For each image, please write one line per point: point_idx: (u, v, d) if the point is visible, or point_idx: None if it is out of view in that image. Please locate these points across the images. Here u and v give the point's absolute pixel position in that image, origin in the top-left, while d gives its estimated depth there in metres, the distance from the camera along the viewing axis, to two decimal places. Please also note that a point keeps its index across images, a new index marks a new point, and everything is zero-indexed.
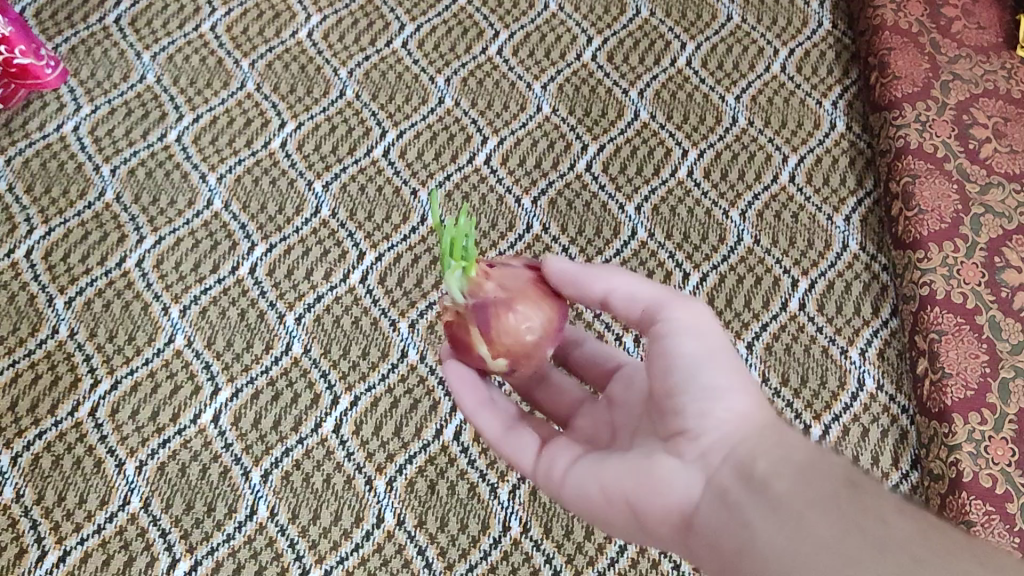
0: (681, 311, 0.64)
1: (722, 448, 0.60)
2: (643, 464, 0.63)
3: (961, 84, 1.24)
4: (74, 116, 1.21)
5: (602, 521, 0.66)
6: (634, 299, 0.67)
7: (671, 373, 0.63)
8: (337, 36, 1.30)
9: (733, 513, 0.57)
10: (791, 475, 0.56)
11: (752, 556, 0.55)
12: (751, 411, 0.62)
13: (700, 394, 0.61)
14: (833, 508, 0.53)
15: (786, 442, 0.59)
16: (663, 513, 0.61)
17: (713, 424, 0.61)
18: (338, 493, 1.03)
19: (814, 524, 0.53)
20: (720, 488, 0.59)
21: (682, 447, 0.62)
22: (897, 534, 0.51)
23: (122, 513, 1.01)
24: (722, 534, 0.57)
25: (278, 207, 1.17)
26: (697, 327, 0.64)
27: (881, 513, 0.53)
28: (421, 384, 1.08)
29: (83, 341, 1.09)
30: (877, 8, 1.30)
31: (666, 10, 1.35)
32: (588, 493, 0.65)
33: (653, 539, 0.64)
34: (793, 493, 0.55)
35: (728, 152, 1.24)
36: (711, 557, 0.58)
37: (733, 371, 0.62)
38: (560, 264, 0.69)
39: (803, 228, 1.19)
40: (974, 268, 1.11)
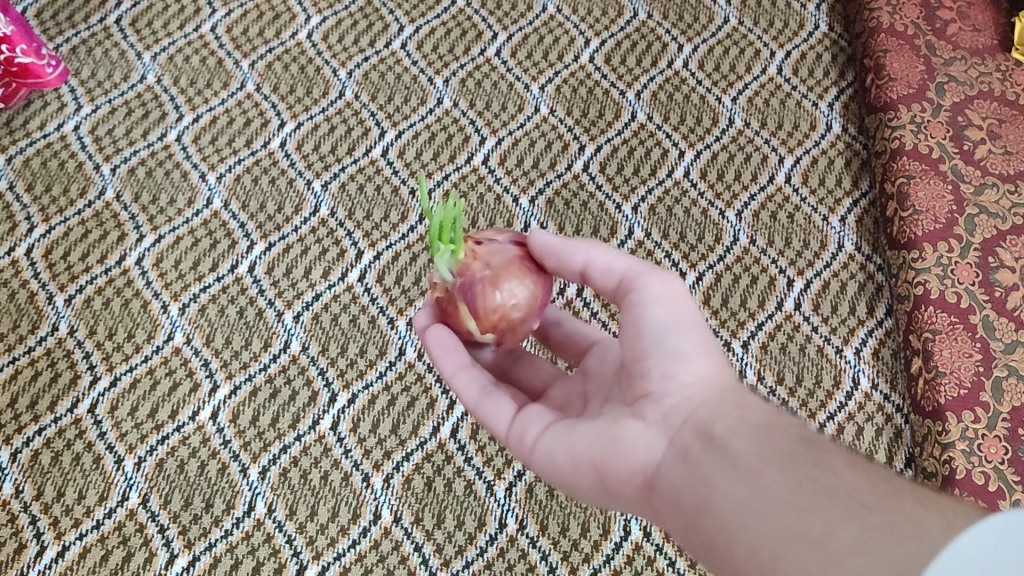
0: (656, 281, 0.63)
1: (685, 409, 0.58)
2: (609, 429, 0.61)
3: (956, 86, 1.25)
4: (75, 115, 1.22)
5: (570, 488, 0.64)
6: (611, 269, 0.66)
7: (639, 342, 0.62)
8: (336, 37, 1.31)
9: (692, 471, 0.55)
10: (751, 435, 0.55)
11: (712, 516, 0.53)
12: (716, 375, 0.60)
13: (664, 358, 0.60)
14: (790, 466, 0.52)
15: (749, 405, 0.58)
16: (627, 476, 0.59)
17: (676, 385, 0.59)
18: (336, 490, 1.03)
19: (769, 478, 0.52)
20: (680, 448, 0.57)
21: (646, 411, 0.60)
22: (851, 484, 0.49)
23: (121, 509, 1.01)
24: (683, 493, 0.56)
25: (277, 206, 1.18)
26: (668, 297, 0.63)
27: (836, 466, 0.51)
28: (418, 381, 1.09)
29: (83, 339, 1.09)
30: (873, 11, 1.31)
31: (664, 12, 1.36)
32: (556, 460, 0.63)
33: (621, 505, 0.62)
34: (751, 453, 0.53)
35: (725, 153, 1.25)
36: (674, 518, 0.57)
37: (700, 338, 0.61)
38: (542, 237, 0.66)
39: (799, 228, 1.20)
40: (968, 268, 1.12)
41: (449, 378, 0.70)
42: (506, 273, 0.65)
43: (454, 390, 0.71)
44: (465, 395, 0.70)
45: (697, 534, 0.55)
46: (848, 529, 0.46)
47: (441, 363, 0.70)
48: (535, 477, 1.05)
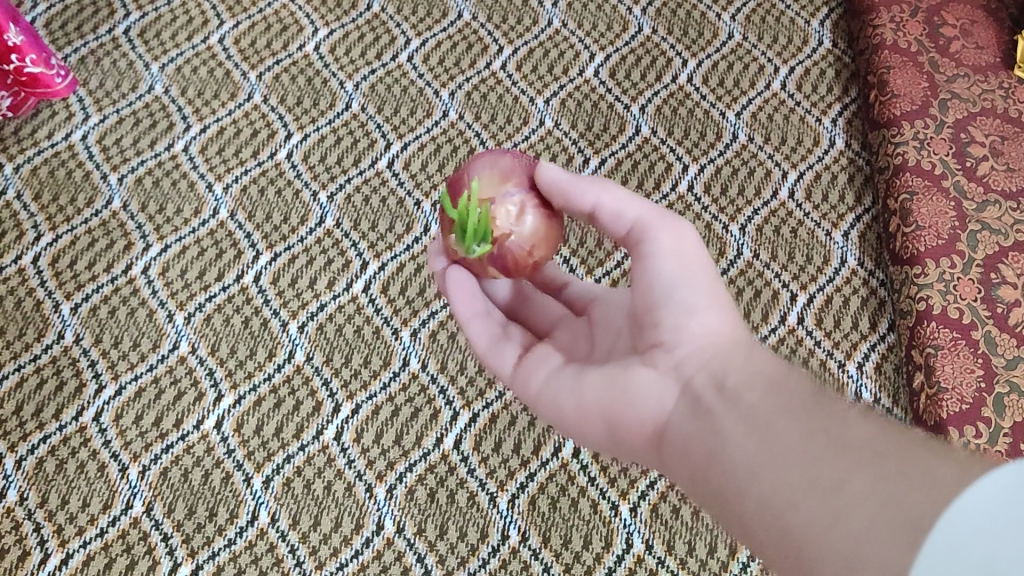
0: (667, 235, 0.63)
1: (696, 359, 0.59)
2: (619, 375, 0.62)
3: (959, 103, 1.25)
4: (83, 125, 1.23)
5: (579, 435, 0.66)
6: (623, 215, 0.65)
7: (649, 293, 0.62)
8: (343, 50, 1.31)
9: (703, 420, 0.56)
10: (764, 388, 0.55)
11: (718, 460, 0.53)
12: (728, 327, 0.60)
13: (675, 310, 0.60)
14: (802, 414, 0.52)
15: (761, 361, 0.58)
16: (635, 425, 0.60)
17: (687, 336, 0.60)
18: (338, 500, 1.04)
19: (783, 427, 0.51)
20: (691, 397, 0.57)
21: (657, 359, 0.61)
22: (865, 433, 0.49)
23: (125, 517, 1.02)
24: (692, 442, 0.56)
25: (283, 217, 1.19)
26: (678, 251, 0.62)
27: (852, 418, 0.50)
28: (422, 393, 1.09)
29: (88, 347, 1.10)
30: (877, 28, 1.31)
31: (669, 28, 1.37)
32: (564, 405, 0.65)
33: (628, 456, 0.63)
34: (762, 402, 0.54)
35: (728, 168, 1.26)
36: (682, 467, 0.57)
37: (711, 291, 0.62)
38: (550, 172, 0.65)
39: (803, 243, 1.20)
40: (970, 284, 1.12)
41: (464, 321, 0.73)
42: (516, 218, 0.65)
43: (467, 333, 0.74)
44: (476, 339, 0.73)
45: (702, 483, 0.55)
46: (863, 476, 0.46)
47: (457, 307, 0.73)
48: (539, 489, 1.05)
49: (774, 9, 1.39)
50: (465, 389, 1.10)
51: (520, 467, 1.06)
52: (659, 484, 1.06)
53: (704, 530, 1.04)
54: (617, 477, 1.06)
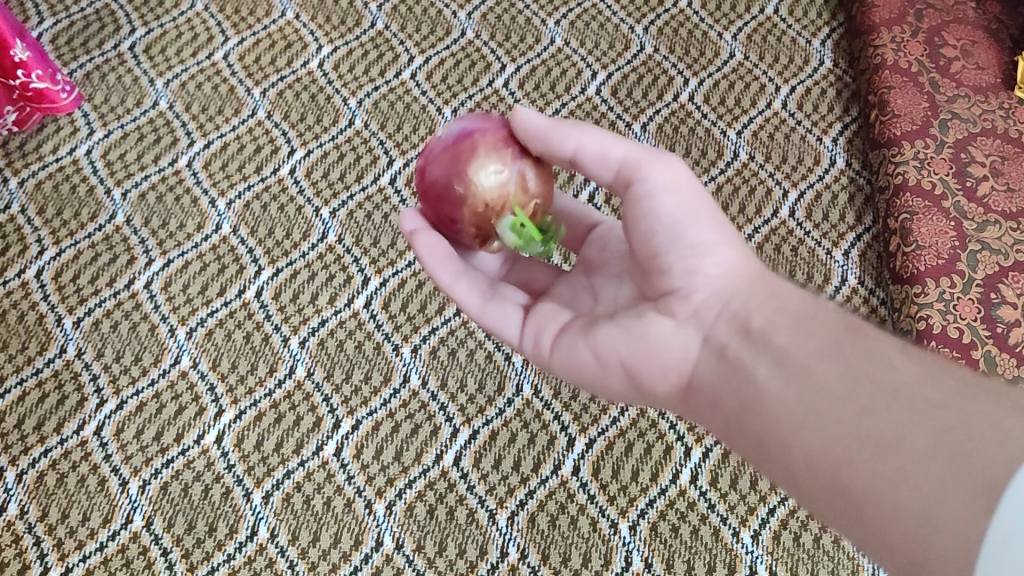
0: (660, 169, 0.62)
1: (715, 303, 0.60)
2: (635, 326, 0.62)
3: (959, 123, 1.25)
4: (88, 140, 1.23)
5: (597, 385, 0.67)
6: (608, 157, 0.63)
7: (654, 236, 0.62)
8: (347, 67, 1.32)
9: (734, 368, 0.57)
10: (791, 328, 0.56)
11: (755, 409, 0.55)
12: (738, 262, 0.61)
13: (684, 252, 0.60)
14: (836, 357, 0.53)
15: (782, 294, 0.59)
16: (661, 375, 0.62)
17: (701, 280, 0.60)
18: (338, 516, 1.04)
19: (818, 372, 0.53)
20: (718, 346, 0.59)
21: (674, 307, 0.61)
22: (905, 375, 0.50)
23: (124, 532, 1.02)
24: (724, 391, 0.58)
25: (286, 233, 1.19)
26: (676, 184, 0.62)
27: (890, 357, 0.51)
28: (422, 409, 1.10)
29: (90, 361, 1.10)
30: (878, 48, 1.32)
31: (670, 47, 1.38)
32: (581, 361, 0.66)
33: (653, 402, 0.65)
34: (795, 346, 0.55)
35: (729, 186, 1.26)
36: (715, 414, 0.59)
37: (717, 225, 0.62)
38: (528, 117, 0.63)
39: (803, 261, 1.21)
40: (970, 304, 1.12)
41: (446, 287, 0.71)
42: (513, 182, 0.63)
43: (451, 295, 0.72)
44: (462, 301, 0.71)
45: (738, 429, 0.57)
46: (917, 428, 0.47)
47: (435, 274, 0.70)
48: (538, 505, 1.05)
49: (775, 28, 1.40)
50: (465, 406, 1.10)
51: (520, 484, 1.06)
52: (659, 502, 1.06)
53: (703, 548, 1.04)
54: (616, 494, 1.06)
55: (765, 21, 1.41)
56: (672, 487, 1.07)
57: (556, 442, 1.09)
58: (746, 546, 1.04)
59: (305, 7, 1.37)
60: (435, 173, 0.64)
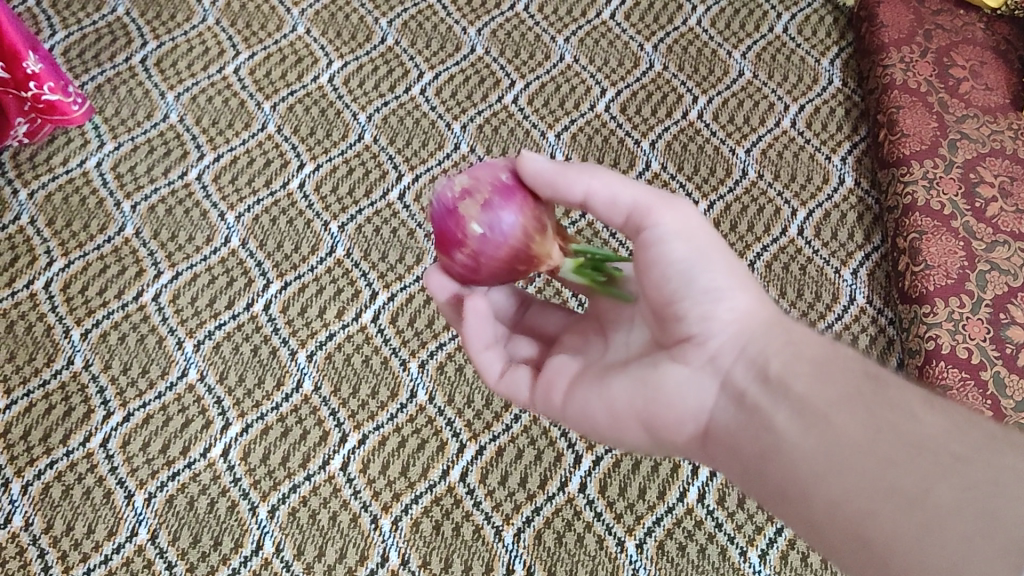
0: (671, 214, 0.59)
1: (731, 348, 0.59)
2: (649, 375, 0.60)
3: (968, 143, 1.25)
4: (98, 152, 1.24)
5: (608, 436, 0.64)
6: (618, 202, 0.61)
7: (665, 282, 0.59)
8: (357, 82, 1.33)
9: (754, 416, 0.56)
10: (810, 374, 0.55)
11: (777, 459, 0.54)
12: (753, 306, 0.60)
13: (699, 298, 0.58)
14: (857, 406, 0.52)
15: (798, 336, 0.58)
16: (677, 424, 0.60)
17: (717, 325, 0.59)
18: (344, 531, 1.03)
19: (840, 422, 0.52)
20: (737, 394, 0.58)
21: (687, 353, 0.60)
22: (928, 427, 0.51)
23: (130, 545, 1.02)
24: (744, 439, 0.57)
25: (294, 246, 1.19)
26: (688, 227, 0.60)
27: (910, 406, 0.52)
28: (429, 425, 1.10)
29: (97, 373, 1.10)
30: (887, 68, 1.32)
31: (680, 64, 1.38)
32: (594, 415, 0.63)
33: (669, 450, 0.63)
34: (817, 395, 0.54)
35: (737, 205, 1.26)
36: (733, 462, 0.58)
37: (729, 267, 0.60)
38: (536, 162, 0.62)
39: (812, 280, 1.21)
40: (979, 324, 1.11)
41: (474, 352, 0.68)
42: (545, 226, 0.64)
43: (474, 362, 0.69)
44: (489, 370, 0.69)
45: (759, 479, 0.56)
46: (944, 483, 0.48)
47: (468, 337, 0.67)
48: (545, 522, 1.05)
49: (784, 47, 1.41)
50: (472, 422, 1.10)
51: (526, 501, 1.06)
52: (666, 520, 1.06)
53: (710, 568, 1.04)
54: (623, 513, 1.06)
55: (774, 39, 1.42)
56: (679, 506, 1.06)
57: (563, 459, 1.08)
58: (753, 566, 1.04)
59: (316, 22, 1.37)
60: (489, 259, 0.64)
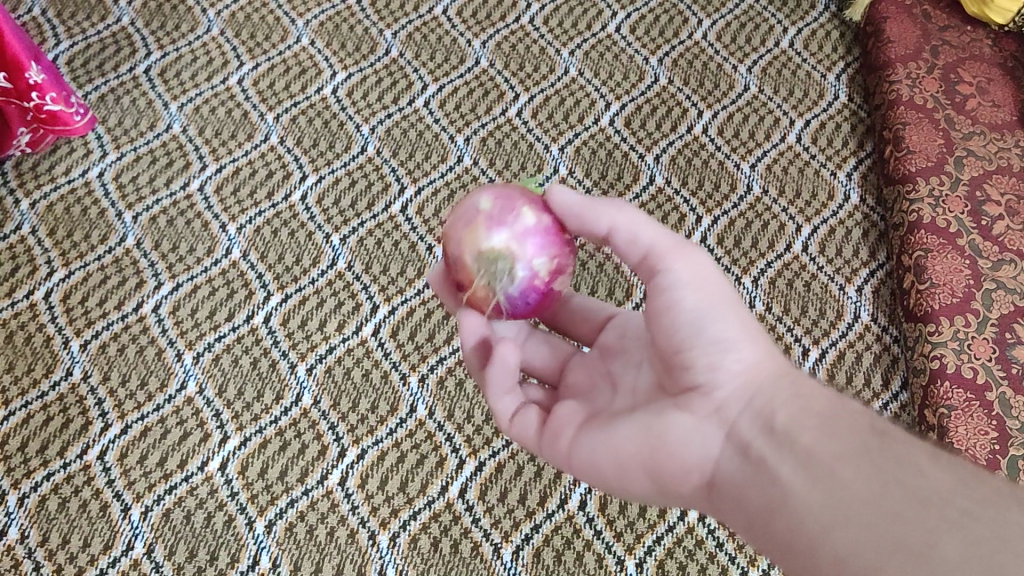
0: (683, 262, 0.61)
1: (737, 398, 0.58)
2: (654, 423, 0.60)
3: (975, 160, 1.24)
4: (100, 162, 1.23)
5: (614, 487, 0.62)
6: (636, 241, 0.62)
7: (676, 331, 0.60)
8: (361, 94, 1.32)
9: (760, 467, 0.55)
10: (816, 429, 0.54)
11: (782, 512, 0.52)
12: (763, 359, 0.59)
13: (707, 348, 0.59)
14: (863, 459, 0.51)
15: (806, 391, 0.57)
16: (682, 474, 0.58)
17: (724, 375, 0.58)
18: (341, 547, 1.03)
19: (846, 478, 0.51)
20: (742, 445, 0.56)
21: (694, 402, 0.59)
22: (935, 484, 0.49)
23: (125, 559, 1.01)
24: (749, 493, 0.55)
25: (295, 258, 1.19)
26: (700, 277, 0.61)
27: (916, 462, 0.50)
28: (429, 440, 1.09)
29: (95, 385, 1.10)
30: (893, 84, 1.31)
31: (685, 78, 1.38)
32: (599, 464, 0.62)
33: (675, 502, 0.61)
34: (821, 446, 0.53)
35: (742, 220, 1.26)
36: (739, 515, 0.56)
37: (741, 321, 0.60)
38: (564, 199, 0.64)
39: (816, 297, 1.20)
40: (984, 344, 1.10)
41: (492, 398, 0.68)
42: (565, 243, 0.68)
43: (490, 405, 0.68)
44: (503, 414, 0.68)
45: (764, 534, 0.54)
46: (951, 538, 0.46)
47: (489, 386, 0.67)
48: (544, 540, 1.04)
49: (790, 62, 1.40)
50: (471, 437, 1.09)
51: (526, 518, 1.05)
52: (666, 539, 1.05)
53: None
54: (623, 531, 1.05)
55: (780, 54, 1.41)
56: (680, 524, 1.05)
57: (563, 475, 1.07)
58: None
59: (321, 33, 1.37)
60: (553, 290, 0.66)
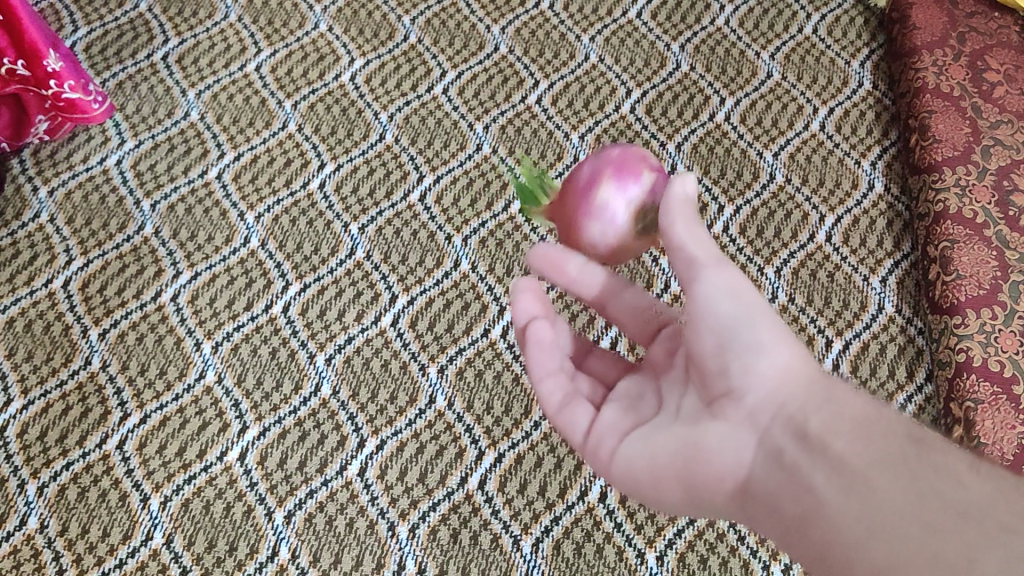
0: (721, 272, 0.60)
1: (768, 405, 0.57)
2: (688, 432, 0.59)
3: (1003, 149, 1.21)
4: (118, 149, 1.23)
5: (645, 494, 0.61)
6: (682, 249, 0.62)
7: (711, 335, 0.59)
8: (379, 80, 1.31)
9: (793, 478, 0.54)
10: (850, 437, 0.53)
11: (818, 523, 0.52)
12: (797, 362, 0.58)
13: (742, 353, 0.58)
14: (900, 470, 0.50)
15: (839, 395, 0.56)
16: (716, 482, 0.57)
17: (757, 381, 0.57)
18: (361, 538, 1.02)
19: (883, 487, 0.50)
20: (777, 451, 0.55)
21: (727, 409, 0.58)
22: (971, 498, 0.48)
23: (144, 549, 1.01)
24: (784, 502, 0.54)
25: (314, 247, 1.18)
26: (737, 285, 0.60)
27: (954, 472, 0.50)
28: (448, 431, 1.08)
29: (115, 374, 1.09)
30: (919, 71, 1.29)
31: (707, 65, 1.36)
32: (633, 469, 0.61)
33: (704, 509, 0.60)
34: (856, 454, 0.52)
35: (765, 209, 1.24)
36: (773, 524, 0.55)
37: (774, 327, 0.59)
38: None
39: (839, 287, 1.19)
40: (1011, 336, 1.08)
41: (536, 381, 0.69)
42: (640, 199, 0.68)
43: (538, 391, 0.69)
44: (549, 399, 0.68)
45: (801, 545, 0.53)
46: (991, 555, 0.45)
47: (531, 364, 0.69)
48: (564, 532, 1.04)
49: (813, 48, 1.38)
50: (491, 428, 1.08)
51: (545, 509, 1.05)
52: (687, 532, 1.04)
53: None
54: (643, 523, 1.04)
55: (803, 41, 1.39)
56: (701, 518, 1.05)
57: (583, 468, 1.07)
58: None
59: (339, 19, 1.36)
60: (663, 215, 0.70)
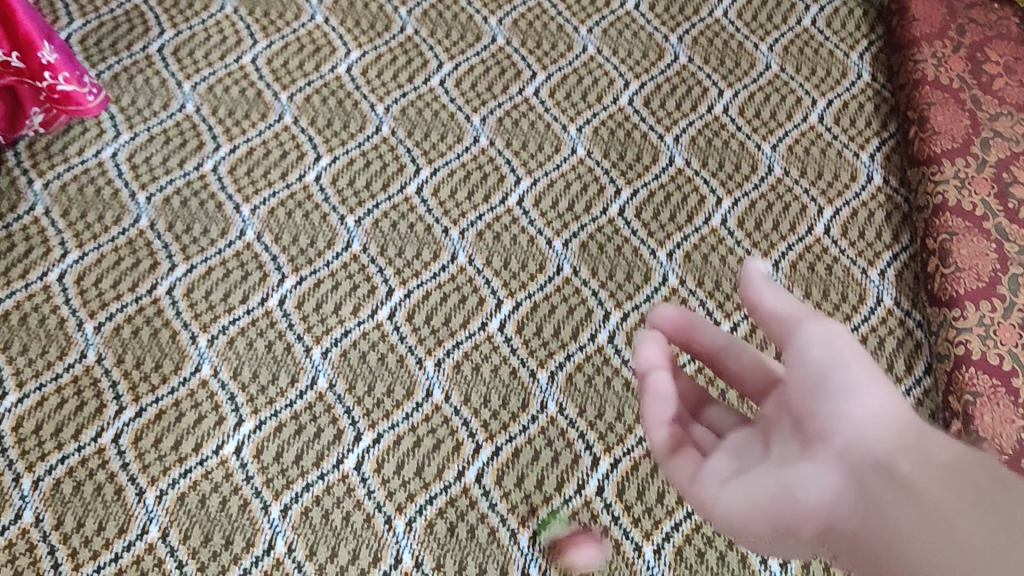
0: (818, 325, 0.62)
1: (860, 444, 0.57)
2: (779, 470, 0.59)
3: (1002, 141, 1.23)
4: (114, 142, 1.22)
5: (738, 535, 0.61)
6: (784, 309, 0.64)
7: (808, 383, 0.61)
8: (375, 72, 1.31)
9: (881, 515, 0.54)
10: (935, 475, 0.53)
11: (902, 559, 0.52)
12: (893, 407, 0.58)
13: (837, 397, 0.59)
14: (980, 503, 0.51)
15: (931, 439, 0.56)
16: (806, 521, 0.58)
17: (848, 422, 0.58)
18: (357, 532, 1.02)
19: (961, 519, 0.50)
20: (858, 480, 0.56)
21: (819, 449, 0.58)
22: None
23: (140, 543, 1.01)
24: (872, 539, 0.54)
25: (310, 241, 1.17)
26: (833, 336, 0.61)
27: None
28: (445, 424, 1.08)
29: (110, 367, 1.09)
30: (918, 63, 1.29)
31: (705, 57, 1.36)
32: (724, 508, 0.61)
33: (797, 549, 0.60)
34: (940, 491, 0.52)
35: (763, 202, 1.24)
36: (862, 561, 0.55)
37: (871, 374, 0.60)
38: None
39: (837, 280, 1.18)
40: (1010, 330, 1.10)
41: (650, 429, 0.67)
42: None
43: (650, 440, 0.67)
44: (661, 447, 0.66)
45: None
46: None
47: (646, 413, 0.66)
48: (561, 526, 1.03)
49: (812, 40, 1.37)
50: (488, 422, 1.08)
51: (542, 503, 1.04)
52: (684, 525, 1.04)
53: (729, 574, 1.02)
54: (640, 517, 1.04)
55: (802, 32, 1.38)
56: (698, 511, 1.04)
57: (580, 461, 1.07)
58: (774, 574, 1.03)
59: (335, 11, 1.35)
60: None
